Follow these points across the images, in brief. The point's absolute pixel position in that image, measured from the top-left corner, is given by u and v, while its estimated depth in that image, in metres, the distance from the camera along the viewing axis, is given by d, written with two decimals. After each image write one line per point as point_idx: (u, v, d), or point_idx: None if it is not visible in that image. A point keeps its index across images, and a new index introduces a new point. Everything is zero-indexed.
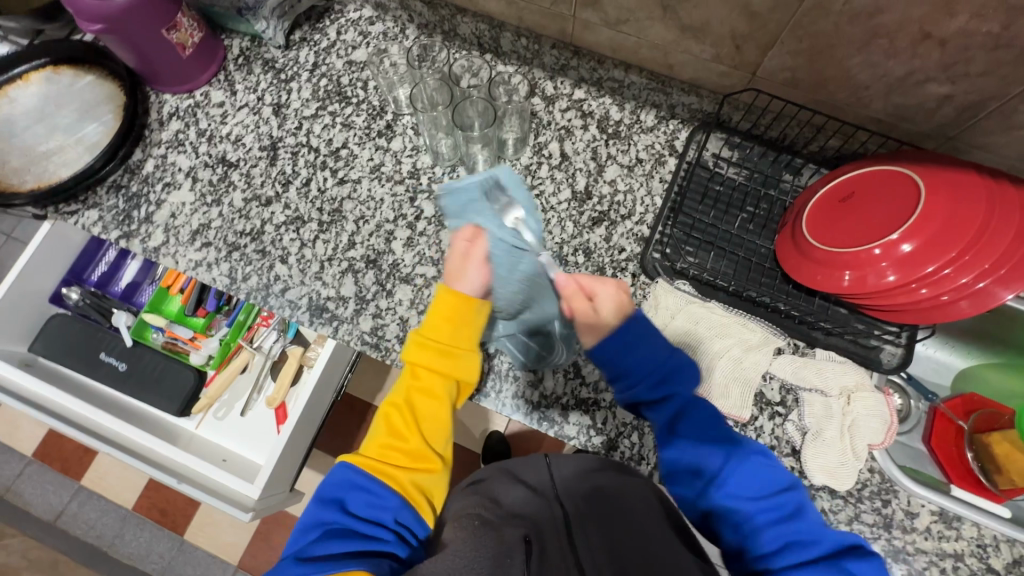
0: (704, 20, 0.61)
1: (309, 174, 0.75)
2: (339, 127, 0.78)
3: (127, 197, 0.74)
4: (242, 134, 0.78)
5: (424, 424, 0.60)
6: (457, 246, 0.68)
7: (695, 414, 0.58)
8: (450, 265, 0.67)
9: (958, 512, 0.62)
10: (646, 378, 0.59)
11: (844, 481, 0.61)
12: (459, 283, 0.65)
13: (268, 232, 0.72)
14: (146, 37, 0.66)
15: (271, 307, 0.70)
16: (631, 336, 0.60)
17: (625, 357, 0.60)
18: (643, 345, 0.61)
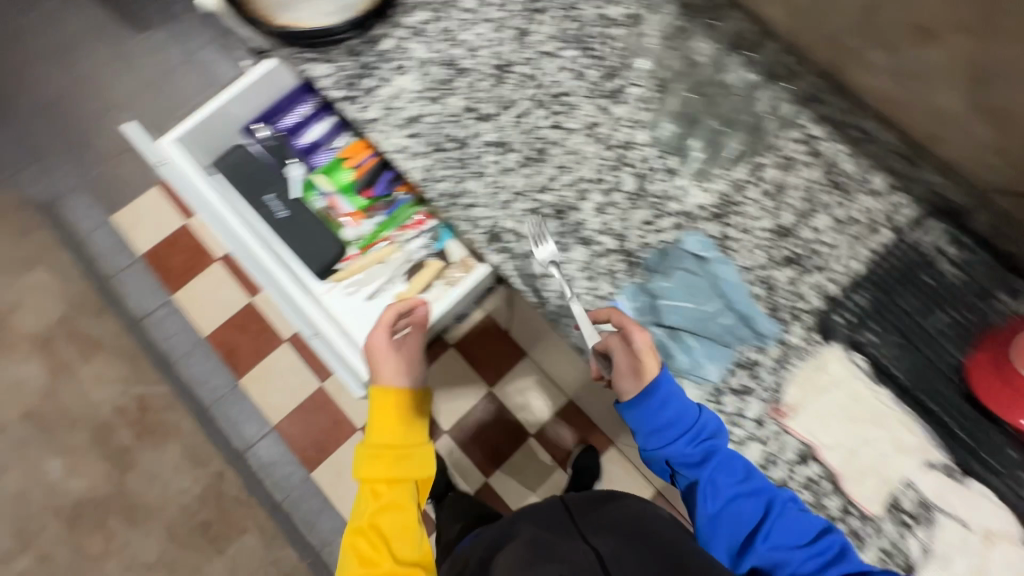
0: (1014, 105, 0.56)
1: (529, 107, 0.76)
2: (570, 75, 0.77)
3: (360, 64, 0.77)
4: (480, 47, 0.78)
5: (397, 523, 0.71)
6: (381, 338, 0.77)
7: (713, 448, 0.62)
8: (384, 364, 0.76)
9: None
10: (681, 435, 0.62)
11: None
12: (390, 379, 0.74)
13: (474, 146, 0.73)
14: None
15: (453, 216, 0.71)
16: (661, 394, 0.62)
17: (652, 412, 0.62)
18: (661, 396, 0.62)
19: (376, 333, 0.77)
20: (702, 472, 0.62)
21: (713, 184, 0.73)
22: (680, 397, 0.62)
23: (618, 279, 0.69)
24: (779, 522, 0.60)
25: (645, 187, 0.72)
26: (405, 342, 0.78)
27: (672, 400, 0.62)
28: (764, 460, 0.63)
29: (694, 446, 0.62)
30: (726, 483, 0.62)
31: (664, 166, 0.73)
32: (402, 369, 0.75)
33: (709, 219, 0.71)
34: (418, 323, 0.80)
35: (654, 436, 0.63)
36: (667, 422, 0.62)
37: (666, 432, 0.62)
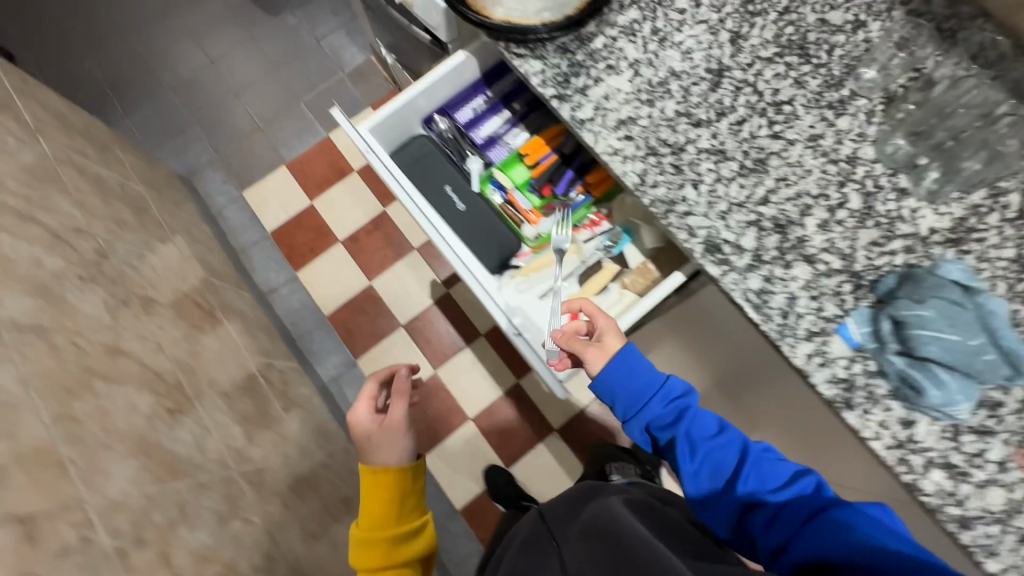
0: None
1: (746, 115, 0.73)
2: (790, 83, 0.74)
3: (571, 62, 0.76)
4: (693, 49, 0.76)
5: (370, 561, 0.80)
6: (362, 413, 0.89)
7: (685, 407, 0.71)
8: (374, 441, 0.87)
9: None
10: (655, 398, 0.71)
11: None
12: (387, 455, 0.86)
13: (689, 152, 0.72)
14: None
15: (669, 224, 0.70)
16: (628, 359, 0.73)
17: (620, 379, 0.72)
18: (636, 366, 0.72)
19: (357, 409, 0.88)
20: (678, 428, 0.69)
21: (947, 207, 0.68)
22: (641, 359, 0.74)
23: (845, 301, 0.66)
24: (747, 464, 0.65)
25: (873, 206, 0.69)
26: (393, 409, 0.88)
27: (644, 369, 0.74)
28: (1010, 505, 0.58)
29: (668, 407, 0.71)
30: (701, 436, 0.68)
31: (892, 185, 0.69)
32: (395, 442, 0.87)
33: (944, 245, 0.67)
34: (399, 394, 0.89)
35: (630, 408, 0.72)
36: (636, 383, 0.72)
37: (642, 397, 0.71)
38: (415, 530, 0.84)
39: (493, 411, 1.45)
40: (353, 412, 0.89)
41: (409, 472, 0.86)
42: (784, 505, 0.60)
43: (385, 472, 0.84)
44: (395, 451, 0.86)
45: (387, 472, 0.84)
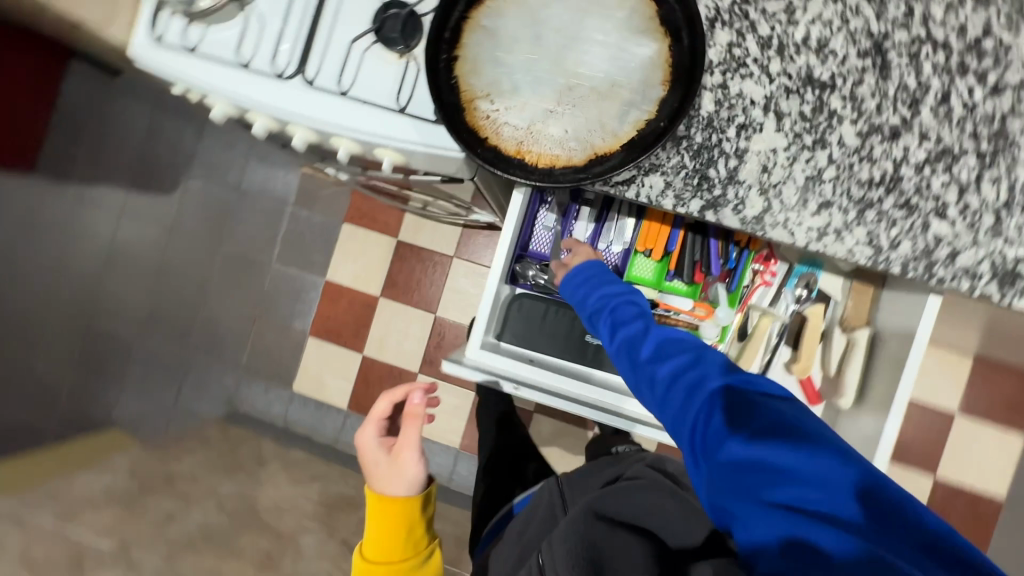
0: None
1: (945, 84, 0.53)
2: (971, 7, 0.53)
3: (694, 152, 0.55)
4: (828, 37, 0.54)
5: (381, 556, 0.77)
6: (370, 441, 0.82)
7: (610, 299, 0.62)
8: (377, 470, 0.80)
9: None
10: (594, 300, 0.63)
11: None
12: (389, 484, 0.79)
13: (908, 178, 0.53)
14: None
15: (939, 280, 0.54)
16: (584, 275, 0.67)
17: (575, 289, 0.66)
18: (589, 275, 0.66)
19: (364, 433, 0.82)
20: (604, 325, 0.61)
21: None
22: (583, 270, 0.67)
23: None
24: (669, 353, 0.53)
25: None
26: (405, 436, 0.81)
27: (588, 275, 0.66)
28: None
29: (597, 303, 0.63)
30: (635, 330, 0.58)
31: None
32: (395, 472, 0.79)
33: None
34: (412, 416, 0.81)
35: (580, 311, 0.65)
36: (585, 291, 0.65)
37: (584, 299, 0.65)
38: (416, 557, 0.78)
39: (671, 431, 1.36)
40: (360, 434, 0.83)
41: (417, 502, 0.79)
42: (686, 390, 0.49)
43: (392, 494, 0.78)
44: (402, 477, 0.78)
45: (395, 499, 0.78)
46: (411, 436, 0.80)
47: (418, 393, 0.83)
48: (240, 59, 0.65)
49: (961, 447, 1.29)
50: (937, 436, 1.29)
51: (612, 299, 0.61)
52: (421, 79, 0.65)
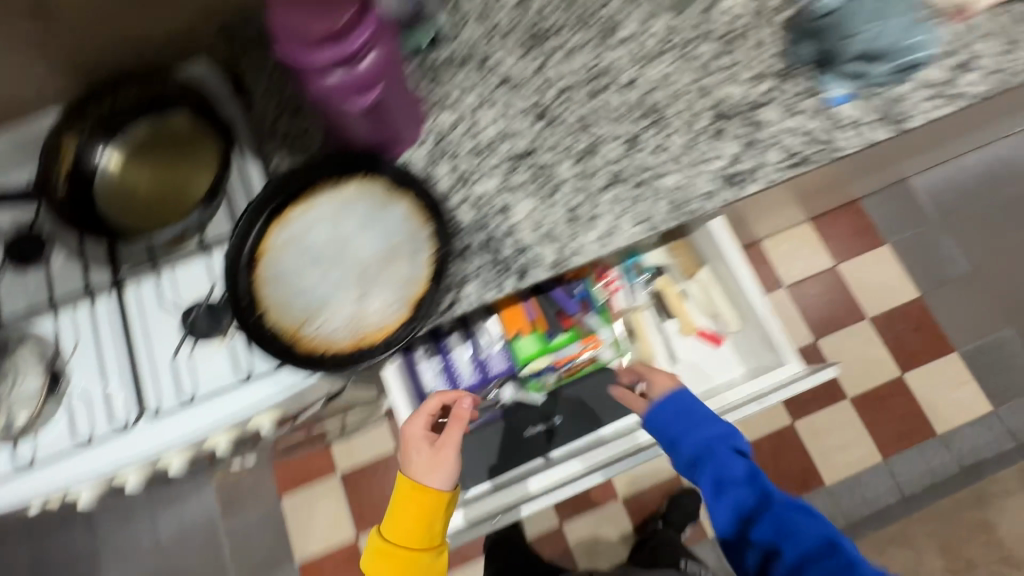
0: None
1: (597, 102, 0.71)
2: (575, 54, 0.74)
3: (481, 249, 0.66)
4: (506, 124, 0.71)
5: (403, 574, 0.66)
6: (416, 433, 0.72)
7: (712, 448, 0.70)
8: (417, 459, 0.70)
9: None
10: (697, 446, 0.70)
11: None
12: (426, 477, 0.68)
13: (624, 167, 0.69)
14: (395, 88, 0.62)
15: (698, 210, 0.67)
16: (678, 411, 0.72)
17: (666, 422, 0.72)
18: (691, 418, 0.71)
19: (412, 425, 0.72)
20: (704, 470, 0.69)
21: None
22: (672, 411, 0.72)
23: (809, 86, 0.71)
24: (767, 514, 0.68)
25: (718, 33, 0.73)
26: (443, 439, 0.70)
27: (676, 413, 0.72)
28: (1001, 45, 0.71)
29: (697, 453, 0.70)
30: (740, 488, 0.69)
31: (703, 12, 0.75)
32: (441, 465, 0.68)
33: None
34: (458, 420, 0.70)
35: (671, 447, 0.72)
36: (693, 429, 0.71)
37: (681, 440, 0.71)
38: (426, 549, 0.67)
39: None
40: (407, 426, 0.73)
41: (443, 501, 0.68)
42: (803, 565, 0.64)
43: (425, 484, 0.68)
44: (441, 470, 0.68)
45: (428, 488, 0.68)
46: (455, 440, 0.69)
47: (467, 397, 0.73)
48: (80, 436, 0.66)
49: (861, 284, 1.47)
50: (840, 289, 1.47)
51: (721, 453, 0.69)
52: (247, 344, 0.69)
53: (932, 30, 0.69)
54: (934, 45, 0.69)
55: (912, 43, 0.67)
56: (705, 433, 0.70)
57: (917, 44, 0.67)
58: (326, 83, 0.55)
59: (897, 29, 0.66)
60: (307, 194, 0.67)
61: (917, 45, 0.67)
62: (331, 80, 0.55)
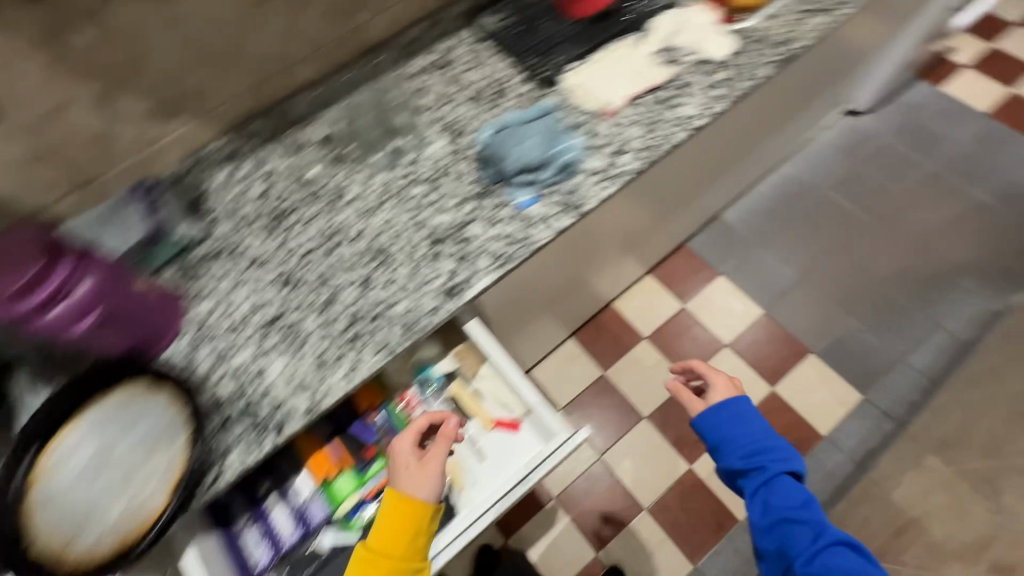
0: None
1: (331, 258, 0.83)
2: (310, 224, 0.87)
3: (241, 418, 0.73)
4: (256, 298, 0.81)
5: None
6: (405, 449, 0.79)
7: (771, 476, 0.86)
8: (406, 472, 0.77)
9: (778, 6, 1.00)
10: (756, 474, 0.88)
11: (719, 50, 0.95)
12: (414, 488, 0.75)
13: (359, 307, 0.79)
14: (131, 301, 0.74)
15: (427, 326, 0.76)
16: (737, 420, 0.92)
17: (716, 427, 0.93)
18: (752, 437, 0.90)
19: (403, 441, 0.80)
20: (754, 478, 0.88)
21: (432, 133, 0.93)
22: (737, 434, 0.90)
23: (502, 199, 0.84)
24: (806, 527, 0.82)
25: (423, 176, 0.89)
26: (429, 455, 0.77)
27: (726, 421, 0.92)
28: (640, 127, 0.89)
29: (746, 463, 0.88)
30: (779, 502, 0.84)
31: (410, 163, 0.91)
32: (427, 479, 0.76)
33: (463, 138, 0.92)
34: (444, 438, 0.78)
35: (721, 447, 0.92)
36: (740, 440, 0.90)
37: (730, 441, 0.90)
38: (409, 552, 0.73)
39: (592, 529, 1.37)
40: (397, 443, 0.81)
41: (428, 513, 0.74)
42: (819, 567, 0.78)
43: (410, 495, 0.74)
44: (426, 483, 0.75)
45: (413, 498, 0.74)
46: (440, 457, 0.77)
47: (451, 419, 0.81)
48: None
49: (712, 316, 1.59)
50: (695, 329, 1.57)
51: (777, 480, 0.86)
52: None
53: (577, 137, 0.87)
54: (583, 147, 0.87)
55: (554, 155, 0.84)
56: (781, 485, 0.85)
57: (559, 155, 0.84)
58: (45, 319, 0.67)
59: (537, 146, 0.83)
60: (70, 418, 0.66)
61: (559, 153, 0.84)
62: (49, 314, 0.67)
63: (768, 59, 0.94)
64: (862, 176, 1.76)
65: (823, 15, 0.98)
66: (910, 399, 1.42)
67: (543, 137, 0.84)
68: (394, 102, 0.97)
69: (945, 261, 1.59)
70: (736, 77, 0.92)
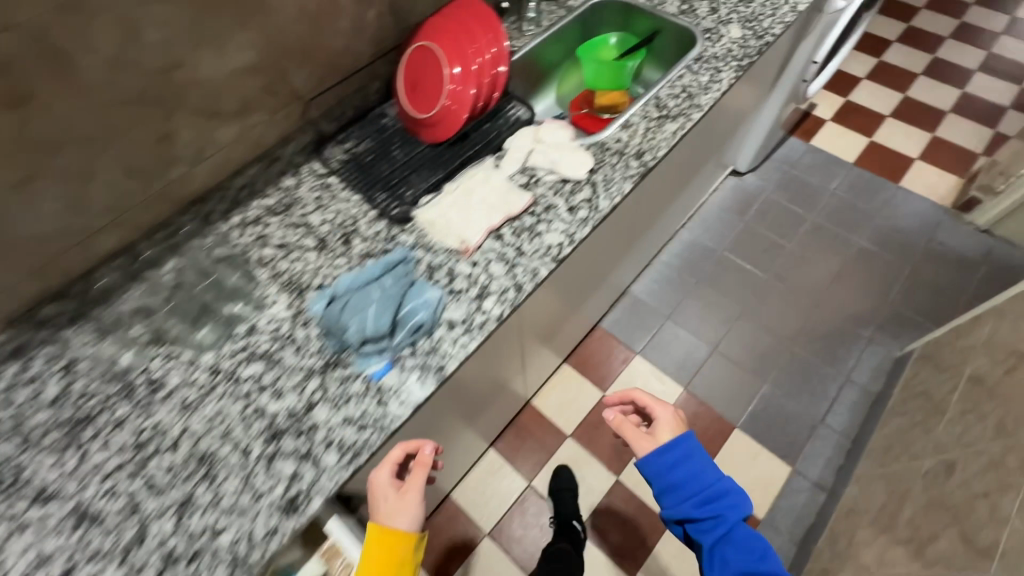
0: (225, 94, 0.80)
1: (142, 477, 0.67)
2: (117, 431, 0.71)
3: None
4: (37, 550, 0.63)
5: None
6: (384, 478, 0.74)
7: (727, 524, 0.81)
8: (385, 505, 0.73)
9: (629, 116, 0.98)
10: (709, 519, 0.82)
11: (578, 171, 0.90)
12: (396, 520, 0.71)
13: (176, 542, 0.63)
14: None
15: (262, 555, 0.62)
16: (688, 460, 0.85)
17: (665, 469, 0.85)
18: (703, 477, 0.84)
19: (380, 471, 0.75)
20: (706, 528, 0.81)
21: (271, 293, 0.81)
22: (692, 477, 0.84)
23: (349, 373, 0.73)
24: None
25: (260, 350, 0.76)
26: (410, 483, 0.74)
27: (677, 463, 0.85)
28: (503, 262, 0.82)
29: (700, 511, 0.82)
30: (736, 553, 0.79)
31: (243, 335, 0.78)
32: (409, 508, 0.73)
33: (306, 297, 0.80)
34: (423, 466, 0.76)
35: (670, 493, 0.84)
36: (693, 481, 0.84)
37: (682, 487, 0.83)
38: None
39: None
40: (374, 475, 0.76)
41: (414, 543, 0.71)
42: None
43: (394, 527, 0.71)
44: (409, 511, 0.72)
45: (397, 530, 0.70)
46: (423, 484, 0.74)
47: (428, 445, 0.78)
48: None
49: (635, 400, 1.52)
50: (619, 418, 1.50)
51: (732, 526, 0.81)
52: None
53: (429, 287, 0.78)
54: (437, 298, 0.77)
55: (406, 316, 0.74)
56: (738, 526, 0.81)
57: (411, 315, 0.74)
58: None
59: (383, 312, 0.72)
60: None
61: (411, 313, 0.75)
62: None
63: (626, 173, 0.91)
64: (755, 234, 1.80)
65: (674, 121, 0.97)
66: (836, 462, 1.40)
67: (389, 300, 0.74)
68: (227, 258, 0.86)
69: (842, 312, 1.63)
70: (596, 196, 0.88)
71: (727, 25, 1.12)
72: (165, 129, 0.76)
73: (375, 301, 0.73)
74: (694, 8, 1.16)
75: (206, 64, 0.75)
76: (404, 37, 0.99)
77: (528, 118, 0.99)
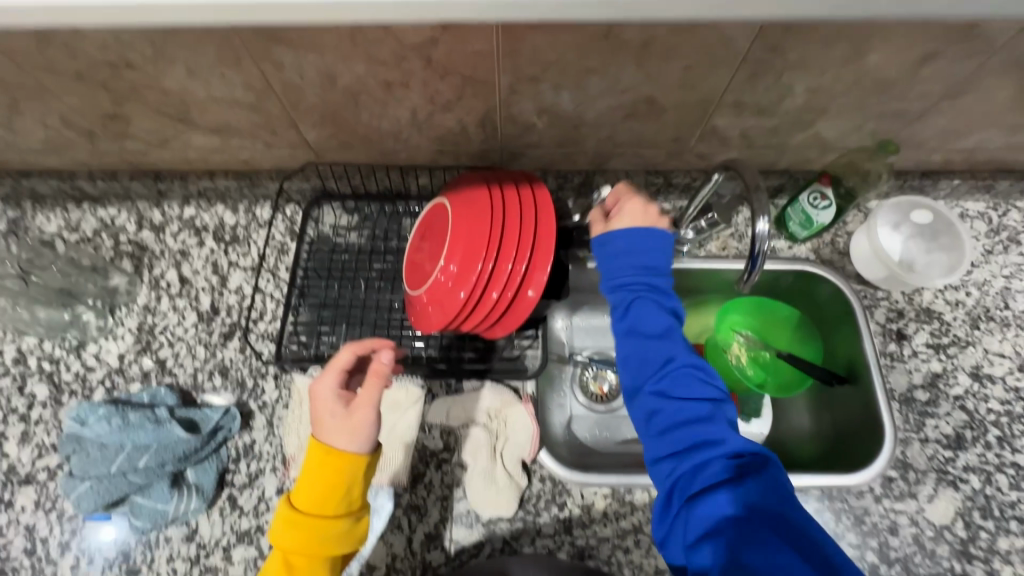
0: (204, 111, 0.61)
1: None
2: None
3: None
4: None
5: (304, 524, 0.51)
6: (329, 391, 0.53)
7: (653, 310, 0.55)
8: (332, 422, 0.52)
9: (638, 486, 0.62)
10: (636, 301, 0.55)
11: (484, 505, 0.61)
12: (337, 440, 0.52)
13: None
14: None
15: None
16: (637, 244, 0.56)
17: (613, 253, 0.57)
18: (647, 251, 0.56)
19: (322, 383, 0.53)
20: (624, 315, 0.56)
21: (125, 327, 0.70)
22: (631, 244, 0.56)
23: None
24: (675, 387, 0.51)
25: (59, 380, 0.67)
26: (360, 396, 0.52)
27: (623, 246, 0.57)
28: None
29: (622, 295, 0.56)
30: (653, 354, 0.53)
31: (68, 347, 0.69)
32: (360, 427, 0.52)
33: (136, 362, 0.68)
34: (376, 377, 0.52)
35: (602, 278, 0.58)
36: (628, 261, 0.56)
37: (611, 270, 0.57)
38: (340, 515, 0.51)
39: None
40: (315, 386, 0.54)
41: (363, 467, 0.52)
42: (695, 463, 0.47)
43: (338, 450, 0.51)
44: (360, 432, 0.52)
45: (342, 454, 0.51)
46: (376, 400, 0.51)
47: (386, 351, 0.53)
48: None
49: None
50: None
51: (656, 316, 0.54)
52: None
53: (179, 498, 0.59)
54: (183, 512, 0.59)
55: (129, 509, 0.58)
56: (663, 317, 0.55)
57: (135, 514, 0.58)
58: None
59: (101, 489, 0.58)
60: None
61: (137, 511, 0.58)
62: None
63: None
64: None
65: None
66: None
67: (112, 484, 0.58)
68: (138, 251, 0.74)
69: None
70: (471, 555, 0.60)
71: (940, 485, 0.62)
72: (115, 110, 0.61)
73: (100, 477, 0.58)
74: (930, 408, 0.66)
75: (172, 77, 0.56)
76: (491, 156, 0.70)
77: (528, 370, 0.68)
